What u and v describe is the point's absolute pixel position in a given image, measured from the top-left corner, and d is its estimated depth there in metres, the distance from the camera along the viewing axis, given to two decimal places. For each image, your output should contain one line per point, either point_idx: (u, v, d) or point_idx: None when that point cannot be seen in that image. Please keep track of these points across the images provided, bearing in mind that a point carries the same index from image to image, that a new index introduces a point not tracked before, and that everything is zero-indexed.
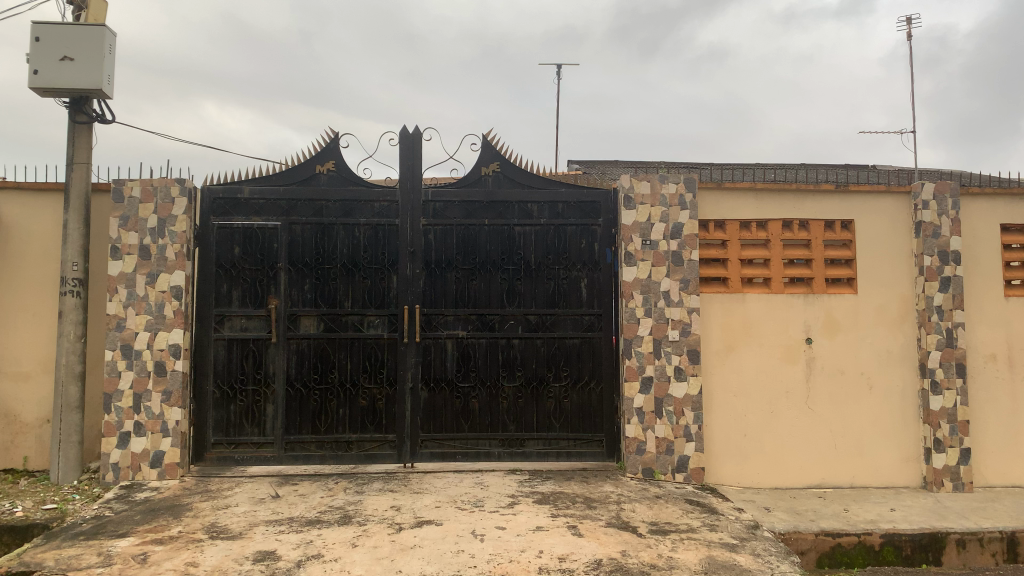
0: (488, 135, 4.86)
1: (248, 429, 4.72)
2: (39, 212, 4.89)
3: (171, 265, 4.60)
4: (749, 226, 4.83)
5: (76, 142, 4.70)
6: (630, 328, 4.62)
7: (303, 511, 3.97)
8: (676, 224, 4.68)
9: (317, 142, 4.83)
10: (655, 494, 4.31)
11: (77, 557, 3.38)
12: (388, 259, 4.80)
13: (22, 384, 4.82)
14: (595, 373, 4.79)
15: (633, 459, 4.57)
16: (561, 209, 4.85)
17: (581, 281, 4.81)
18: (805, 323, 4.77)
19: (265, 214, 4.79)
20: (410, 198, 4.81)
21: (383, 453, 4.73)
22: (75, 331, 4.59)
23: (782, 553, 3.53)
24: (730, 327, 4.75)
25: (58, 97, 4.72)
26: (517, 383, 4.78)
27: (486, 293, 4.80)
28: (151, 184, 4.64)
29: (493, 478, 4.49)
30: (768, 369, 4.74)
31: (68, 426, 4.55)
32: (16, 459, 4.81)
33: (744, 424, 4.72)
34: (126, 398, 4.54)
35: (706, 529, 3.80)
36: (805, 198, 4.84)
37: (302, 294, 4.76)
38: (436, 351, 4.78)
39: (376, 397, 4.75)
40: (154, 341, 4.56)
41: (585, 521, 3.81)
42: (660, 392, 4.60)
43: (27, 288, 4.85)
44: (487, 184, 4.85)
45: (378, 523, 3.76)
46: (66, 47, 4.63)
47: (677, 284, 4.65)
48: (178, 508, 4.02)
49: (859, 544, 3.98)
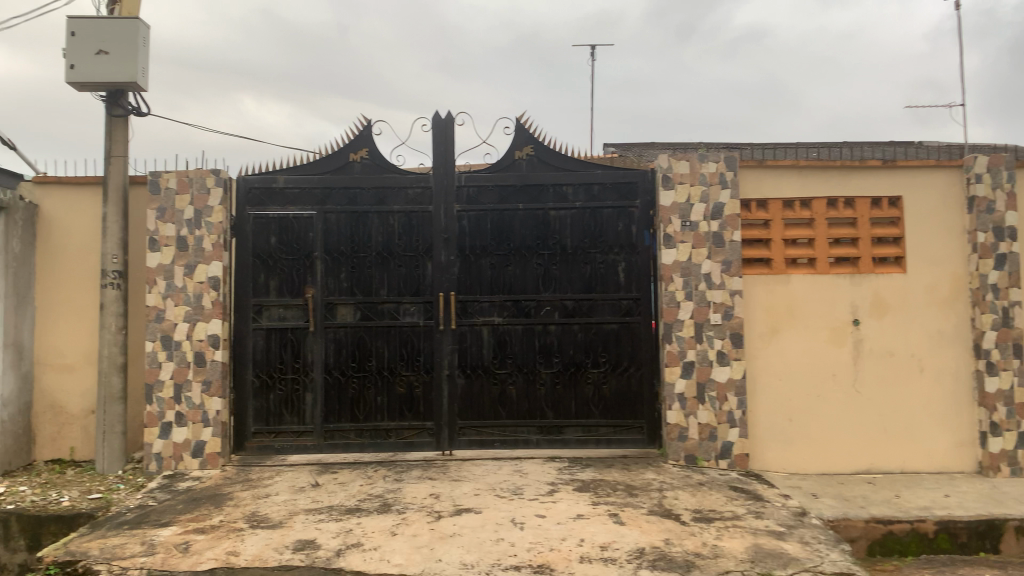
0: (522, 118, 4.78)
1: (288, 418, 4.73)
2: (79, 206, 4.94)
3: (208, 256, 4.61)
4: (792, 205, 4.69)
5: (112, 135, 4.73)
6: (670, 313, 4.53)
7: (342, 499, 3.96)
8: (717, 204, 4.56)
9: (350, 130, 4.80)
10: (698, 481, 4.22)
11: (121, 546, 3.41)
12: (422, 245, 4.75)
13: (67, 376, 4.89)
14: (635, 359, 4.69)
15: (675, 446, 4.49)
16: (597, 191, 4.75)
17: (619, 264, 4.72)
18: (851, 304, 4.62)
19: (299, 203, 4.77)
20: (443, 184, 4.75)
21: (422, 441, 4.71)
22: (116, 322, 4.64)
23: (831, 541, 3.43)
24: (774, 310, 4.62)
25: (95, 91, 4.75)
26: (555, 369, 4.71)
27: (522, 278, 4.74)
28: (187, 175, 4.65)
29: (533, 466, 4.44)
30: (813, 351, 4.60)
31: (111, 417, 4.61)
32: (63, 449, 4.89)
33: (789, 408, 4.60)
34: (167, 389, 4.58)
35: (752, 517, 3.70)
36: (851, 174, 4.68)
37: (337, 283, 4.75)
38: (472, 338, 4.74)
39: (414, 384, 4.73)
40: (193, 331, 4.59)
41: (627, 509, 3.74)
42: (703, 377, 4.50)
43: (69, 280, 4.91)
44: (521, 168, 4.78)
45: (417, 511, 3.73)
46: (101, 41, 4.66)
47: (718, 266, 4.53)
48: (219, 497, 4.05)
49: (912, 531, 3.85)
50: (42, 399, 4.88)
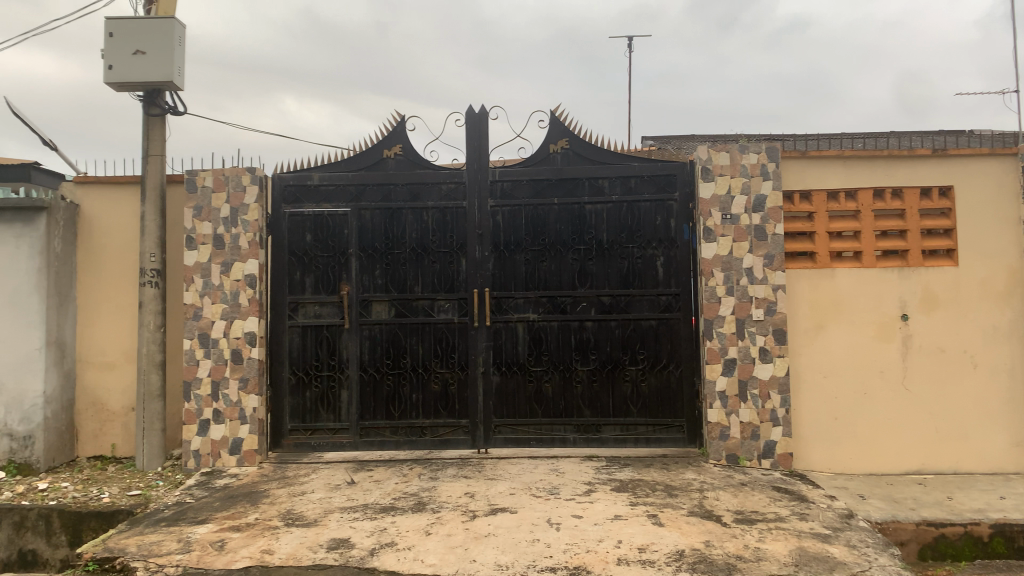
0: (557, 111, 4.71)
1: (324, 415, 4.72)
2: (118, 205, 5.00)
3: (244, 253, 4.62)
4: (837, 197, 4.54)
5: (150, 134, 4.76)
6: (711, 308, 4.41)
7: (377, 498, 3.93)
8: (759, 197, 4.43)
9: (384, 126, 4.77)
10: (740, 481, 4.11)
11: (158, 543, 3.42)
12: (456, 242, 4.70)
13: (107, 374, 4.95)
14: (674, 356, 4.59)
15: (716, 445, 4.38)
16: (634, 184, 4.65)
17: (657, 259, 4.61)
18: (900, 298, 4.46)
19: (334, 200, 4.76)
20: (478, 180, 4.70)
21: (457, 439, 4.66)
22: (155, 321, 4.68)
23: (880, 545, 3.29)
24: (818, 305, 4.48)
25: (133, 91, 4.79)
26: (592, 366, 4.63)
27: (558, 274, 4.66)
28: (223, 173, 4.66)
29: (570, 465, 4.37)
30: (860, 347, 4.45)
31: (151, 414, 4.66)
32: (105, 446, 4.95)
33: (834, 406, 4.45)
34: (205, 386, 4.60)
35: (796, 518, 3.58)
36: (899, 163, 4.51)
37: (372, 280, 4.73)
38: (507, 335, 4.68)
39: (449, 381, 4.68)
40: (230, 329, 4.61)
41: (666, 510, 3.65)
42: (744, 374, 4.38)
43: (109, 279, 4.97)
44: (556, 162, 4.70)
45: (452, 510, 3.69)
46: (138, 41, 4.69)
47: (760, 260, 4.41)
48: (255, 495, 4.05)
49: (965, 535, 3.70)
50: (84, 397, 4.95)
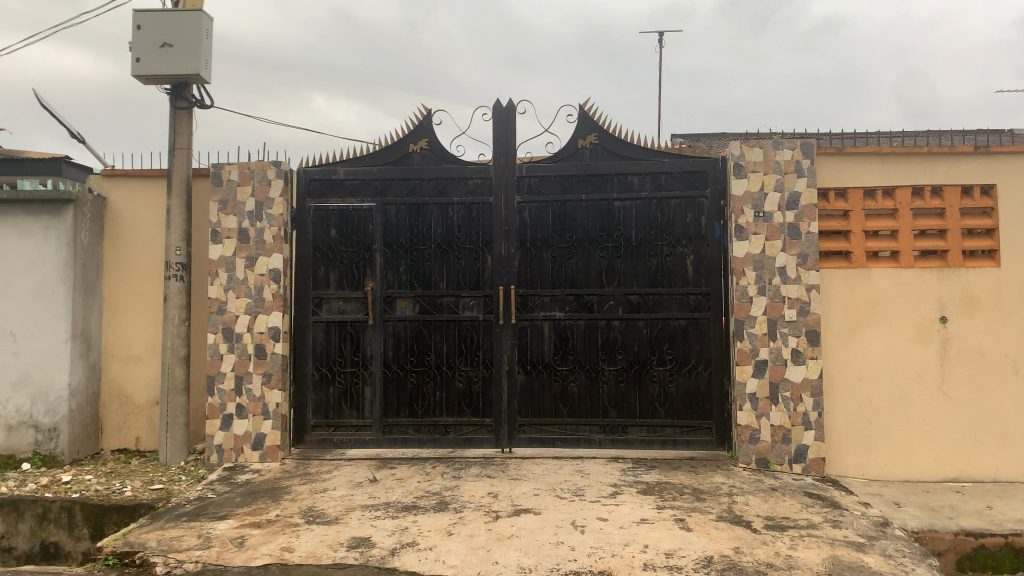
0: (585, 105, 4.62)
1: (347, 411, 4.68)
2: (144, 199, 4.99)
3: (269, 248, 4.59)
4: (874, 195, 4.41)
5: (177, 127, 4.75)
6: (742, 308, 4.30)
7: (399, 496, 3.87)
8: (792, 194, 4.31)
9: (410, 120, 4.72)
10: (770, 486, 4.00)
11: (178, 538, 3.39)
12: (482, 238, 4.64)
13: (132, 367, 4.95)
14: (703, 357, 4.48)
15: (745, 449, 4.27)
16: (664, 180, 4.55)
17: (686, 258, 4.51)
18: (939, 300, 4.32)
19: (359, 194, 4.72)
20: (504, 175, 4.63)
21: (481, 438, 4.60)
22: (179, 315, 4.66)
23: (917, 555, 3.17)
24: (853, 306, 4.35)
25: (160, 84, 4.78)
26: (618, 366, 4.54)
27: (585, 271, 4.58)
28: (248, 167, 4.64)
29: (595, 466, 4.28)
30: (897, 350, 4.32)
31: (175, 408, 4.64)
32: (129, 439, 4.96)
33: (869, 410, 4.33)
34: (228, 380, 4.58)
35: (828, 526, 3.47)
36: (939, 160, 4.36)
37: (397, 276, 4.68)
38: (533, 333, 4.60)
39: (473, 379, 4.62)
40: (254, 324, 4.58)
41: (693, 514, 3.55)
42: (776, 376, 4.27)
43: (135, 272, 4.97)
44: (585, 157, 4.61)
45: (474, 510, 3.62)
46: (165, 34, 4.69)
47: (794, 259, 4.29)
48: (277, 491, 4.02)
49: (1006, 546, 3.56)
50: (109, 390, 4.96)
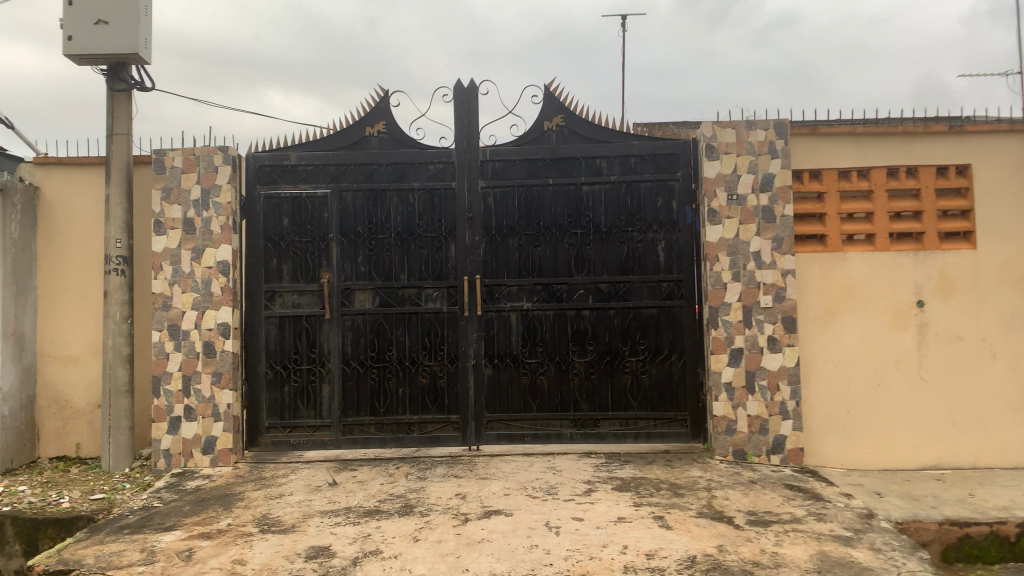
0: (551, 85, 4.41)
1: (304, 411, 4.42)
2: (81, 188, 4.66)
3: (216, 238, 4.31)
4: (849, 176, 4.28)
5: (115, 111, 4.43)
6: (716, 295, 4.14)
7: (361, 500, 3.64)
8: (766, 175, 4.15)
9: (366, 102, 4.46)
10: (749, 478, 3.85)
11: (119, 553, 3.11)
12: (444, 226, 4.41)
13: (71, 369, 4.63)
14: (677, 346, 4.32)
15: (722, 440, 4.12)
16: (633, 163, 4.37)
17: (658, 244, 4.34)
18: (915, 283, 4.21)
19: (313, 180, 4.46)
20: (466, 159, 4.41)
21: (447, 436, 4.38)
22: (121, 311, 4.36)
23: (907, 548, 3.03)
24: (829, 291, 4.22)
25: (95, 65, 4.46)
26: (589, 358, 4.35)
27: (552, 260, 4.38)
28: (193, 152, 4.34)
29: (567, 462, 4.09)
30: (874, 335, 4.20)
31: (117, 411, 4.34)
32: (68, 445, 4.64)
33: (846, 399, 4.20)
34: (175, 381, 4.29)
35: (813, 519, 3.32)
36: (914, 140, 4.25)
37: (355, 267, 4.42)
38: (500, 325, 4.39)
39: (438, 374, 4.40)
40: (201, 320, 4.29)
41: (673, 511, 3.38)
42: (752, 365, 4.12)
43: (73, 268, 4.64)
44: (551, 140, 4.41)
45: (442, 514, 3.40)
46: (100, 10, 4.36)
47: (769, 243, 4.14)
48: (228, 498, 3.74)
49: (991, 534, 3.45)
50: (46, 393, 4.63)
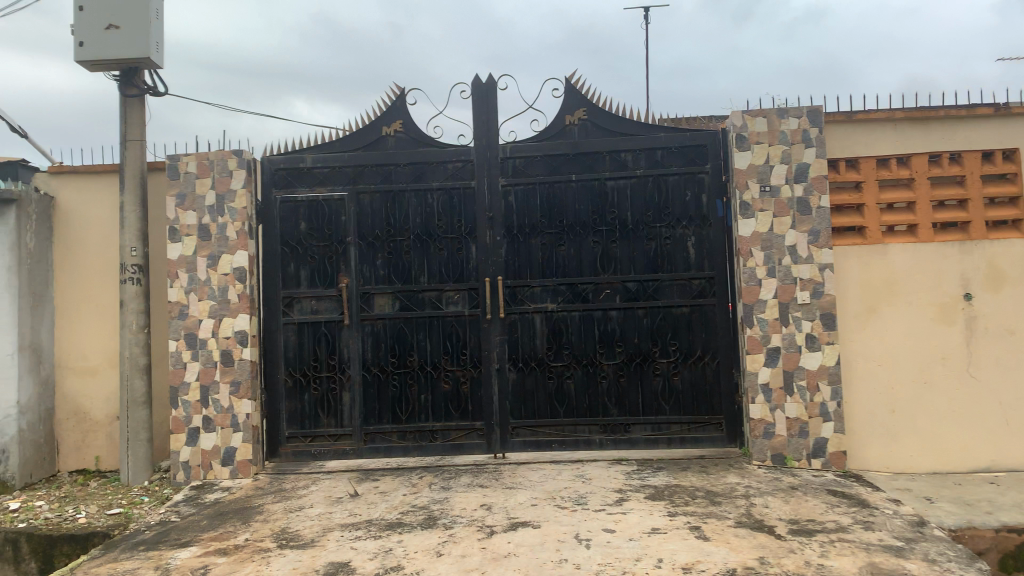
0: (572, 78, 4.25)
1: (324, 420, 4.30)
2: (96, 197, 4.59)
3: (232, 244, 4.20)
4: (888, 164, 4.06)
5: (128, 117, 4.35)
6: (751, 292, 3.95)
7: (382, 512, 3.50)
8: (801, 165, 3.95)
9: (381, 101, 4.33)
10: (790, 484, 3.65)
11: (132, 572, 3.00)
12: (465, 226, 4.26)
13: (89, 381, 4.55)
14: (710, 346, 4.13)
15: (760, 445, 3.92)
16: (660, 156, 4.19)
17: (687, 240, 4.16)
18: (962, 275, 3.98)
19: (330, 183, 4.34)
20: (486, 157, 4.26)
21: (472, 443, 4.23)
22: (137, 321, 4.27)
23: (964, 558, 2.82)
24: (871, 286, 4.01)
25: (108, 71, 4.38)
26: (618, 360, 4.18)
27: (578, 258, 4.21)
28: (207, 157, 4.24)
29: (597, 470, 3.92)
30: (919, 331, 3.98)
31: (136, 423, 4.25)
32: (88, 459, 4.56)
33: (891, 398, 3.99)
34: (193, 391, 4.19)
35: (860, 528, 3.12)
36: (957, 125, 4.02)
37: (374, 270, 4.30)
38: (524, 327, 4.24)
39: (460, 380, 4.25)
40: (218, 328, 4.19)
41: (710, 521, 3.20)
42: (790, 364, 3.92)
43: (89, 277, 4.57)
44: (573, 135, 4.24)
45: (466, 526, 3.25)
46: (111, 15, 4.28)
47: (805, 237, 3.94)
48: (247, 511, 3.63)
49: None
50: (65, 406, 4.55)
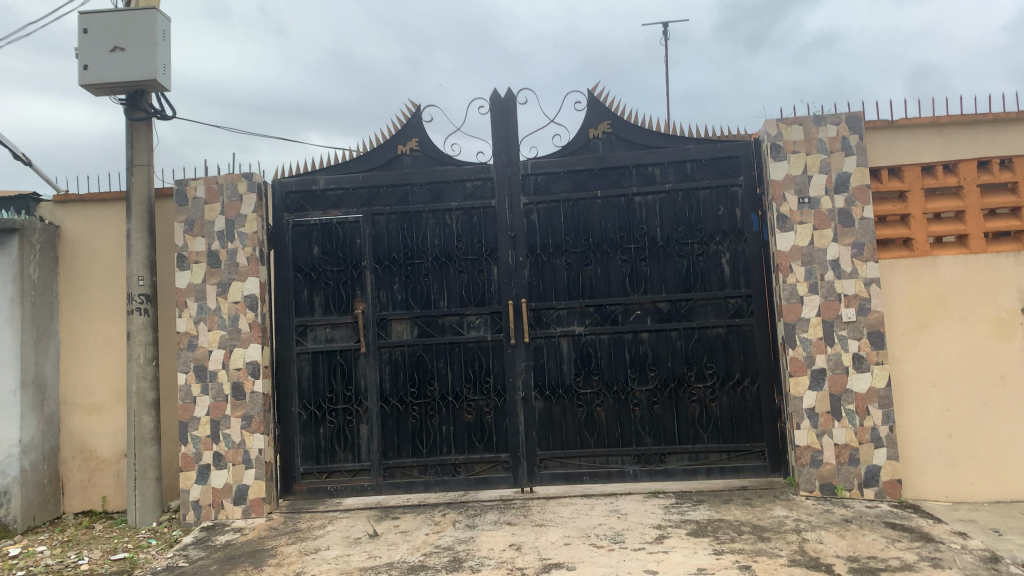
0: (595, 90, 4.06)
1: (341, 455, 4.07)
2: (102, 225, 4.42)
3: (243, 271, 4.01)
4: (934, 171, 3.82)
5: (134, 141, 4.19)
6: (792, 310, 3.70)
7: (404, 554, 3.25)
8: (841, 174, 3.72)
9: (396, 119, 4.16)
10: (842, 517, 3.37)
11: None
12: (485, 246, 4.05)
13: (96, 418, 4.35)
14: (748, 369, 3.89)
15: (807, 474, 3.65)
16: (690, 169, 3.98)
17: (722, 256, 3.93)
18: (1019, 289, 3.72)
19: (344, 206, 4.15)
20: (505, 175, 4.06)
21: (497, 477, 3.99)
22: (145, 353, 4.08)
23: None
24: (920, 302, 3.75)
25: (113, 94, 4.24)
26: (650, 386, 3.93)
27: (605, 279, 3.99)
28: (216, 181, 4.07)
29: (632, 504, 3.65)
30: (974, 349, 3.72)
31: (143, 460, 4.04)
32: (95, 499, 4.35)
33: (947, 422, 3.71)
34: (203, 426, 3.97)
35: (928, 566, 2.84)
36: (1006, 129, 3.78)
37: (391, 296, 4.09)
38: (550, 353, 4.00)
39: (484, 409, 4.01)
40: (229, 359, 3.98)
41: (760, 559, 2.93)
42: (837, 387, 3.66)
43: (96, 309, 4.39)
44: (597, 149, 4.04)
45: (495, 569, 3.00)
46: (115, 36, 4.14)
47: (848, 250, 3.70)
48: (259, 555, 3.39)
49: None
50: (71, 444, 4.36)
